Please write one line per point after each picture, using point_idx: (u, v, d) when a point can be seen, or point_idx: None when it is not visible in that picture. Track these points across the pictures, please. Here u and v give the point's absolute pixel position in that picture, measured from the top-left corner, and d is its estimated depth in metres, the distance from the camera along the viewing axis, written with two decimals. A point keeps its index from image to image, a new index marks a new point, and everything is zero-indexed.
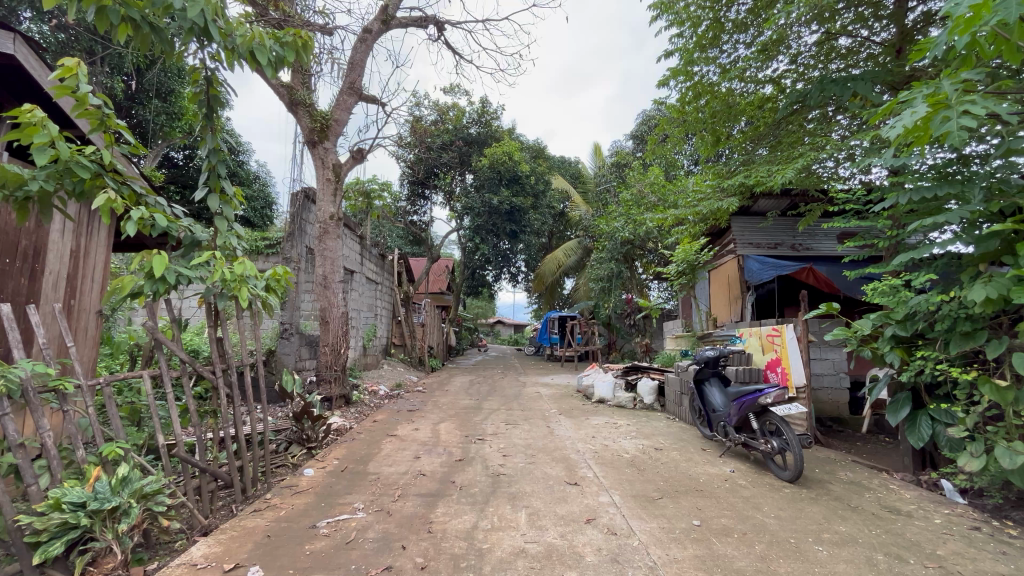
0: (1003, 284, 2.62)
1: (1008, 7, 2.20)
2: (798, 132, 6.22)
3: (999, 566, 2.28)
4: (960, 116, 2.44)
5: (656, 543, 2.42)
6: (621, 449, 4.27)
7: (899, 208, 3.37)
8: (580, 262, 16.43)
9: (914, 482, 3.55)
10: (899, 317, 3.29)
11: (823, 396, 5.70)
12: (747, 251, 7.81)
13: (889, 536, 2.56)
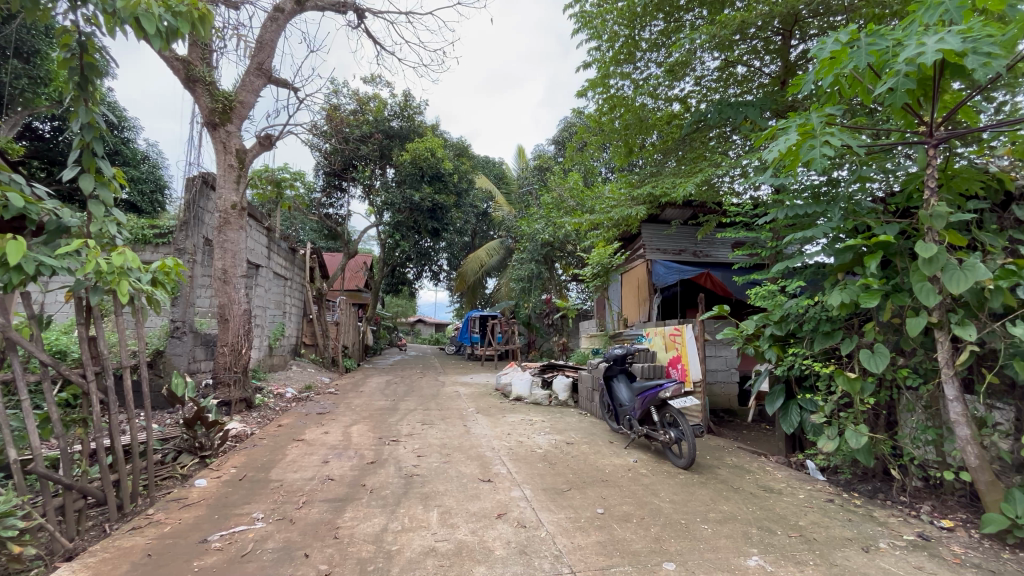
0: (854, 291, 3.06)
1: (859, 56, 2.62)
2: (699, 149, 6.79)
3: (846, 530, 2.68)
4: (822, 145, 2.84)
5: (562, 532, 2.54)
6: (534, 445, 4.41)
7: (780, 222, 3.82)
8: (502, 262, 16.64)
9: (786, 464, 4.04)
10: (777, 318, 3.74)
11: (717, 390, 6.30)
12: (655, 255, 8.42)
13: (762, 512, 2.90)
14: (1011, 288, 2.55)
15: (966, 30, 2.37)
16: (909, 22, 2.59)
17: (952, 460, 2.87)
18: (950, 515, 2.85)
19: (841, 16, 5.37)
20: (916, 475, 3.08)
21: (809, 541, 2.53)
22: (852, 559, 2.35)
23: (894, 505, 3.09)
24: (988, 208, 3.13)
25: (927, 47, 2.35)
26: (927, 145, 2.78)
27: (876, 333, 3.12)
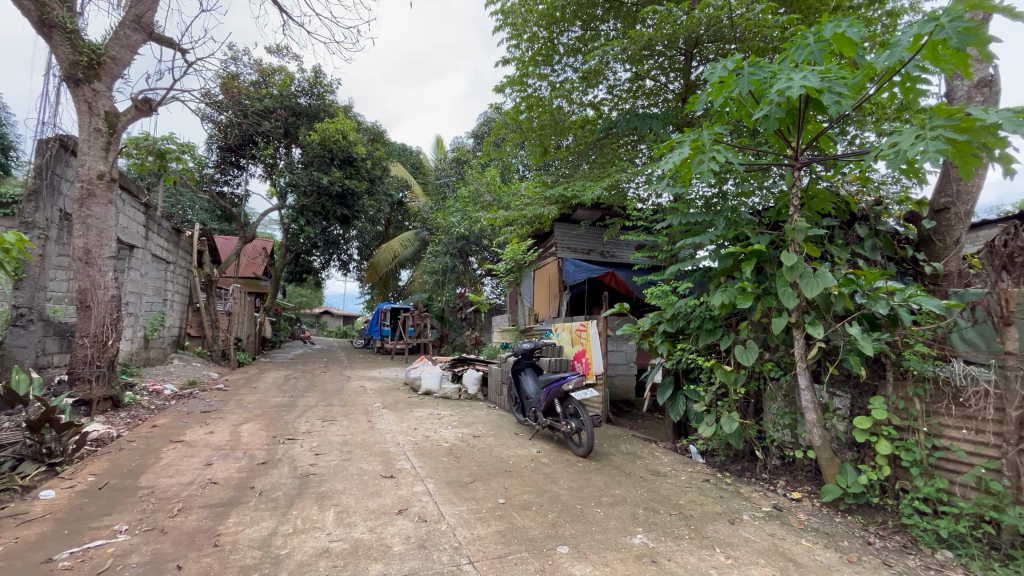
0: (733, 293, 3.43)
1: (742, 83, 2.95)
2: (610, 153, 7.14)
3: (717, 506, 3.00)
4: (710, 160, 3.14)
5: (463, 524, 2.56)
6: (441, 439, 4.39)
7: (675, 228, 4.16)
8: (417, 254, 16.30)
9: (672, 449, 4.43)
10: (669, 315, 4.09)
11: (617, 382, 6.74)
12: (565, 254, 8.80)
13: (649, 494, 3.15)
14: (850, 294, 3.01)
15: (825, 71, 2.75)
16: (783, 57, 2.94)
17: (803, 441, 3.34)
18: (799, 488, 3.31)
19: (733, 45, 5.93)
20: (775, 455, 3.53)
21: (686, 517, 2.81)
22: (720, 530, 2.64)
23: (758, 481, 3.52)
24: (838, 226, 3.69)
25: (796, 82, 2.70)
26: (793, 167, 3.20)
27: (748, 331, 3.53)
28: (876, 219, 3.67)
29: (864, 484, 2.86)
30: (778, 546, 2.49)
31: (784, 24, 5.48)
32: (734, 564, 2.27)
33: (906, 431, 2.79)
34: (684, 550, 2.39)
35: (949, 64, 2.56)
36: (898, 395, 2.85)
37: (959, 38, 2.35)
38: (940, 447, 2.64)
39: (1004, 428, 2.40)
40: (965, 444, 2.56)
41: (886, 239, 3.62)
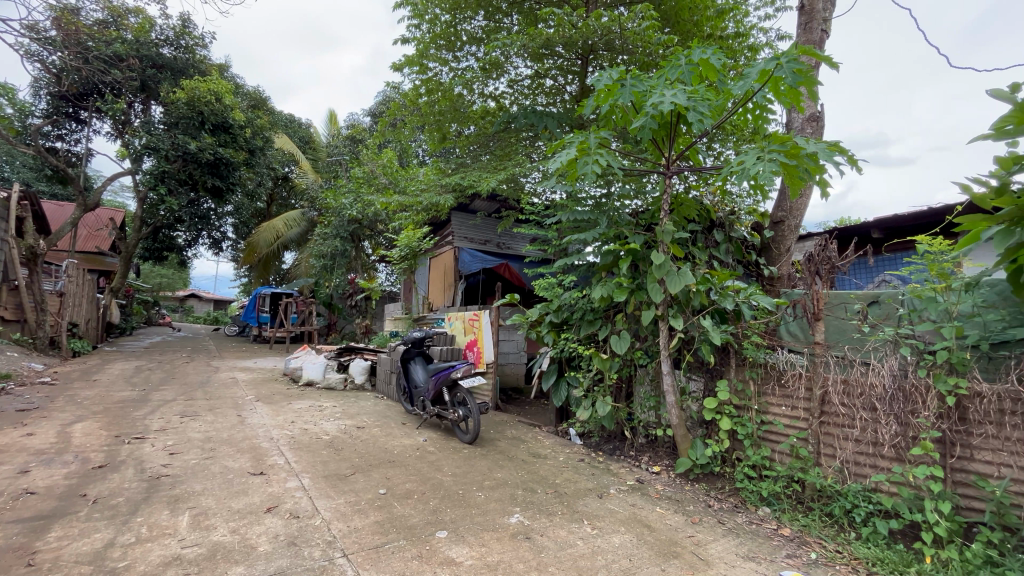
0: (611, 287, 3.72)
1: (625, 92, 3.21)
2: (508, 146, 7.22)
3: (588, 482, 3.26)
4: (594, 161, 3.35)
5: (339, 518, 2.48)
6: (321, 431, 4.17)
7: (564, 225, 4.37)
8: (303, 236, 15.18)
9: (554, 433, 4.69)
10: (555, 306, 4.34)
11: (507, 370, 6.99)
12: (462, 244, 8.83)
13: (528, 475, 3.32)
14: (706, 291, 3.43)
15: (692, 91, 3.08)
16: (660, 74, 3.24)
17: (664, 421, 3.75)
18: (659, 462, 3.71)
19: (623, 56, 6.33)
20: (641, 434, 3.93)
21: (560, 495, 3.01)
22: (589, 504, 2.87)
23: (625, 458, 3.89)
24: (700, 231, 4.12)
25: (668, 97, 2.99)
26: (665, 175, 3.55)
27: (623, 322, 3.86)
28: (730, 227, 4.19)
29: (709, 456, 3.30)
30: (636, 514, 2.78)
31: (665, 43, 5.97)
32: (598, 533, 2.49)
33: (743, 408, 3.27)
34: (556, 525, 2.56)
35: (786, 98, 3.03)
36: (738, 378, 3.33)
37: (792, 76, 2.82)
38: (766, 422, 3.14)
39: (811, 404, 2.92)
40: (783, 418, 3.07)
41: (737, 245, 4.14)
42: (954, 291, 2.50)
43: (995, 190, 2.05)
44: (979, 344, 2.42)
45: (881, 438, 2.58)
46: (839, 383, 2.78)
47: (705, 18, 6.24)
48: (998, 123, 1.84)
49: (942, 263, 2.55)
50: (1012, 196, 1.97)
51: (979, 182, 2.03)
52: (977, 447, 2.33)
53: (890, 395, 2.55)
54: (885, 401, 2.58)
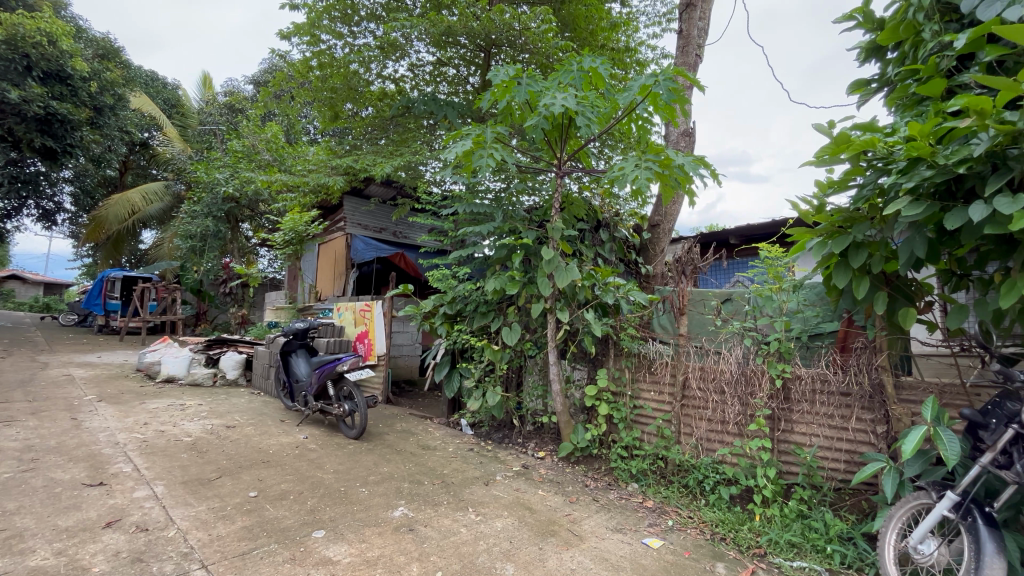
0: (504, 280, 3.81)
1: (520, 91, 3.32)
2: (406, 132, 7.00)
3: (476, 471, 3.33)
4: (488, 156, 3.40)
5: (199, 527, 2.24)
6: (181, 433, 3.71)
7: (460, 216, 4.38)
8: (166, 211, 13.32)
9: (445, 424, 4.70)
10: (449, 298, 4.34)
11: (401, 362, 6.87)
12: (355, 230, 8.50)
13: (416, 467, 3.30)
14: (590, 286, 3.67)
15: (583, 98, 3.25)
16: (553, 77, 3.36)
17: (550, 408, 3.95)
18: (544, 447, 3.91)
19: (523, 55, 6.46)
20: (529, 421, 4.10)
21: (447, 485, 3.03)
22: (475, 492, 2.94)
23: (513, 445, 4.04)
24: (588, 229, 4.37)
25: (559, 100, 3.13)
26: (557, 174, 3.73)
27: (514, 314, 3.97)
28: (614, 227, 4.50)
29: (588, 439, 3.55)
30: (519, 498, 2.90)
31: (562, 48, 6.21)
32: (482, 519, 2.56)
33: (619, 394, 3.56)
34: (440, 515, 2.58)
35: (662, 113, 3.34)
36: (616, 367, 3.61)
37: (667, 93, 3.13)
38: (638, 406, 3.45)
39: (674, 389, 3.27)
40: (652, 402, 3.39)
41: (619, 244, 4.49)
42: (784, 291, 2.96)
43: (816, 208, 2.46)
44: (801, 335, 2.90)
45: (727, 416, 2.99)
46: (698, 370, 3.15)
47: (600, 28, 6.59)
48: (819, 153, 2.20)
49: (778, 268, 3.01)
50: (827, 214, 2.39)
51: (804, 201, 2.44)
52: (795, 421, 2.79)
53: (735, 379, 2.97)
54: (732, 384, 2.98)
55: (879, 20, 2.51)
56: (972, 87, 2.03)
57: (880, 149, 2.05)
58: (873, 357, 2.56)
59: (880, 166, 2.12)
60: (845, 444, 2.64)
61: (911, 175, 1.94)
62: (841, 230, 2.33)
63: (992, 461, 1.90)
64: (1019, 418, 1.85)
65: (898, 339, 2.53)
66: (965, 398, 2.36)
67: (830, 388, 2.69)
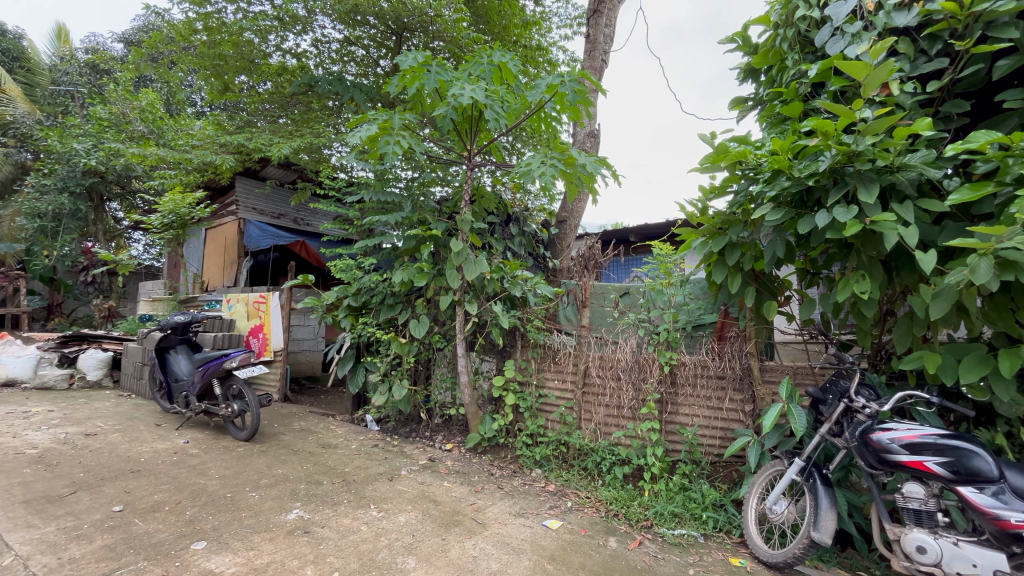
0: (412, 271, 3.74)
1: (429, 78, 3.25)
2: (308, 113, 6.56)
3: (380, 467, 3.25)
4: (394, 143, 3.30)
5: (45, 550, 1.95)
6: (24, 444, 3.17)
7: (367, 203, 4.21)
8: (7, 184, 11.22)
9: (349, 421, 4.52)
10: (354, 290, 4.17)
11: (302, 357, 6.57)
12: (249, 215, 7.79)
13: (315, 467, 3.13)
14: (499, 279, 3.72)
15: (492, 91, 3.26)
16: (463, 68, 3.34)
17: (458, 400, 3.96)
18: (451, 439, 3.91)
19: (437, 43, 6.34)
20: (437, 414, 4.08)
21: (348, 483, 2.92)
22: (378, 488, 2.86)
23: (420, 439, 3.99)
24: (498, 223, 4.42)
25: (467, 91, 3.11)
26: (467, 166, 3.74)
27: (422, 306, 3.91)
28: (523, 221, 4.60)
29: (495, 429, 3.61)
30: (423, 492, 2.88)
31: (475, 39, 6.17)
32: (384, 515, 2.51)
33: (525, 384, 3.65)
34: (340, 514, 2.48)
35: (568, 112, 3.46)
36: (523, 358, 3.71)
37: (573, 94, 3.26)
38: (543, 395, 3.57)
39: (577, 377, 3.44)
40: (556, 391, 3.54)
41: (528, 238, 4.60)
42: (673, 285, 3.24)
43: (700, 211, 2.71)
44: (686, 325, 3.20)
45: (622, 401, 3.21)
46: (598, 359, 3.34)
47: (512, 24, 6.59)
48: (702, 161, 2.43)
49: (668, 263, 3.27)
50: (709, 216, 2.65)
51: (690, 204, 2.68)
52: (680, 404, 3.07)
53: (630, 366, 3.20)
54: (627, 372, 3.20)
55: (754, 45, 2.81)
56: (822, 112, 2.36)
57: (750, 161, 2.31)
58: (742, 344, 2.91)
59: (750, 175, 2.39)
60: (720, 421, 2.96)
61: (773, 185, 2.21)
62: (720, 231, 2.60)
63: (829, 431, 2.25)
64: (849, 393, 2.20)
65: (763, 328, 2.89)
66: (813, 377, 2.75)
67: (709, 372, 3.00)
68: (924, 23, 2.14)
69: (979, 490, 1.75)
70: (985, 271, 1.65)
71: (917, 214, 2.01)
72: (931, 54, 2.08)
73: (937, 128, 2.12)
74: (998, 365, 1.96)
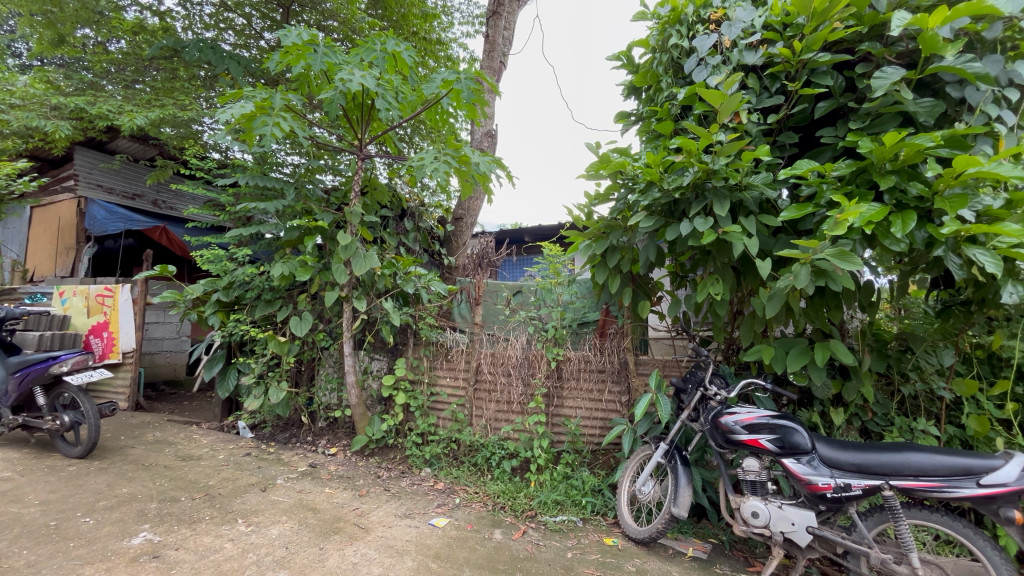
0: (294, 265, 3.47)
1: (316, 58, 3.03)
2: (172, 81, 5.74)
3: (251, 477, 2.97)
4: (273, 125, 3.03)
5: None
6: None
7: (242, 188, 3.82)
8: None
9: (217, 429, 4.08)
10: (225, 284, 3.76)
11: (161, 360, 5.92)
12: (92, 193, 6.60)
13: (171, 483, 2.78)
14: (391, 275, 3.61)
15: (384, 80, 3.14)
16: (353, 52, 3.18)
17: (345, 401, 3.76)
18: (337, 443, 3.70)
19: (328, 21, 5.93)
20: (320, 417, 3.83)
21: (212, 498, 2.63)
22: (248, 501, 2.62)
23: (301, 445, 3.73)
24: (392, 217, 4.26)
25: (357, 77, 2.96)
26: (357, 156, 3.56)
27: (305, 303, 3.65)
28: (419, 217, 4.49)
29: (384, 430, 3.50)
30: (301, 500, 2.69)
31: (370, 23, 5.89)
32: (253, 529, 2.30)
33: (416, 382, 3.57)
34: (199, 533, 2.23)
35: (465, 110, 3.46)
36: (415, 356, 3.62)
37: (468, 92, 3.26)
38: (434, 393, 3.52)
39: (468, 375, 3.45)
40: (447, 388, 3.51)
41: (424, 234, 4.51)
42: (561, 284, 3.42)
43: (586, 216, 2.88)
44: (573, 323, 3.38)
45: (512, 397, 3.29)
46: (489, 356, 3.39)
47: (411, 14, 6.39)
48: (587, 168, 2.58)
49: (557, 264, 3.44)
50: (593, 221, 2.83)
51: (577, 209, 2.84)
52: (565, 397, 3.23)
53: (520, 363, 3.30)
54: (518, 368, 3.30)
55: (636, 65, 3.05)
56: (689, 132, 2.63)
57: (628, 171, 2.50)
58: (621, 341, 3.15)
59: (628, 185, 2.60)
60: (600, 412, 3.18)
61: (647, 195, 2.43)
62: (602, 235, 2.80)
63: (688, 416, 2.54)
64: (704, 382, 2.48)
65: (638, 326, 3.15)
66: (678, 369, 3.08)
67: (591, 367, 3.20)
68: (767, 64, 2.49)
69: (798, 460, 2.09)
70: (805, 278, 1.97)
71: (759, 227, 2.34)
72: (772, 90, 2.43)
73: (775, 155, 2.49)
74: (814, 356, 2.36)
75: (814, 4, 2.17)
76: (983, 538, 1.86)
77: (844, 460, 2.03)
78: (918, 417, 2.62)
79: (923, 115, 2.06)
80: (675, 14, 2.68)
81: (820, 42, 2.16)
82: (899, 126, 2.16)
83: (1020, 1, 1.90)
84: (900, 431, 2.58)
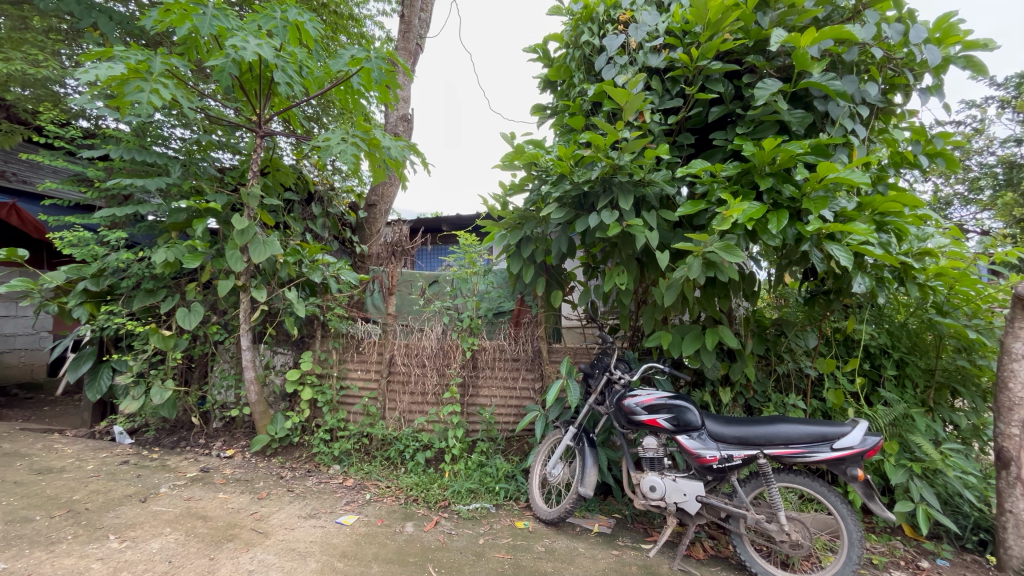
0: (180, 251, 3.10)
1: (205, 19, 2.71)
2: (22, 31, 4.84)
3: (129, 487, 2.65)
4: (151, 91, 2.67)
5: None
6: None
7: (113, 161, 3.34)
8: None
9: (86, 436, 3.59)
10: (93, 271, 3.28)
11: (13, 359, 5.18)
12: None
13: (22, 501, 2.39)
14: (296, 262, 3.38)
15: (284, 51, 2.89)
16: (249, 18, 2.90)
17: (244, 399, 3.48)
18: (233, 444, 3.42)
19: None
20: (215, 418, 3.51)
21: (77, 514, 2.31)
22: (124, 514, 2.34)
23: (191, 449, 3.39)
24: (297, 201, 3.98)
25: (252, 45, 2.70)
26: (255, 132, 3.24)
27: (194, 292, 3.31)
28: (329, 202, 4.23)
29: (288, 428, 3.29)
30: (190, 508, 2.46)
31: None
32: (129, 545, 2.06)
33: (325, 376, 3.39)
34: (59, 555, 1.95)
35: (377, 90, 3.31)
36: (322, 349, 3.44)
37: (380, 72, 3.10)
38: (344, 387, 3.36)
39: (381, 367, 3.34)
40: (358, 381, 3.38)
41: (333, 220, 4.26)
42: (477, 274, 3.37)
43: (501, 206, 2.90)
44: (488, 312, 3.39)
45: (427, 388, 3.24)
46: (403, 347, 3.30)
47: None
48: (502, 158, 2.58)
49: (473, 254, 3.37)
50: (508, 211, 2.85)
51: (492, 198, 2.85)
52: (480, 385, 3.25)
53: (435, 353, 3.26)
54: (433, 358, 3.26)
55: (551, 58, 3.10)
56: (598, 128, 2.73)
57: (541, 163, 2.54)
58: (535, 329, 3.23)
59: (542, 176, 2.64)
60: (514, 399, 3.24)
61: (558, 187, 2.49)
62: (517, 226, 2.83)
63: (595, 400, 2.65)
64: (610, 368, 2.61)
65: (551, 314, 3.23)
66: (587, 356, 3.21)
67: (506, 356, 3.25)
68: (668, 68, 2.64)
69: (689, 436, 2.29)
70: (697, 269, 2.13)
71: (659, 221, 2.50)
72: (673, 93, 2.58)
73: (674, 154, 2.67)
74: (705, 341, 2.58)
75: (709, 14, 2.32)
76: (834, 494, 2.15)
77: (728, 434, 2.25)
78: (789, 392, 2.97)
79: (795, 125, 2.31)
80: (587, 11, 2.75)
81: (713, 51, 2.35)
82: (776, 134, 2.41)
83: (871, 30, 2.19)
84: (775, 406, 2.90)
